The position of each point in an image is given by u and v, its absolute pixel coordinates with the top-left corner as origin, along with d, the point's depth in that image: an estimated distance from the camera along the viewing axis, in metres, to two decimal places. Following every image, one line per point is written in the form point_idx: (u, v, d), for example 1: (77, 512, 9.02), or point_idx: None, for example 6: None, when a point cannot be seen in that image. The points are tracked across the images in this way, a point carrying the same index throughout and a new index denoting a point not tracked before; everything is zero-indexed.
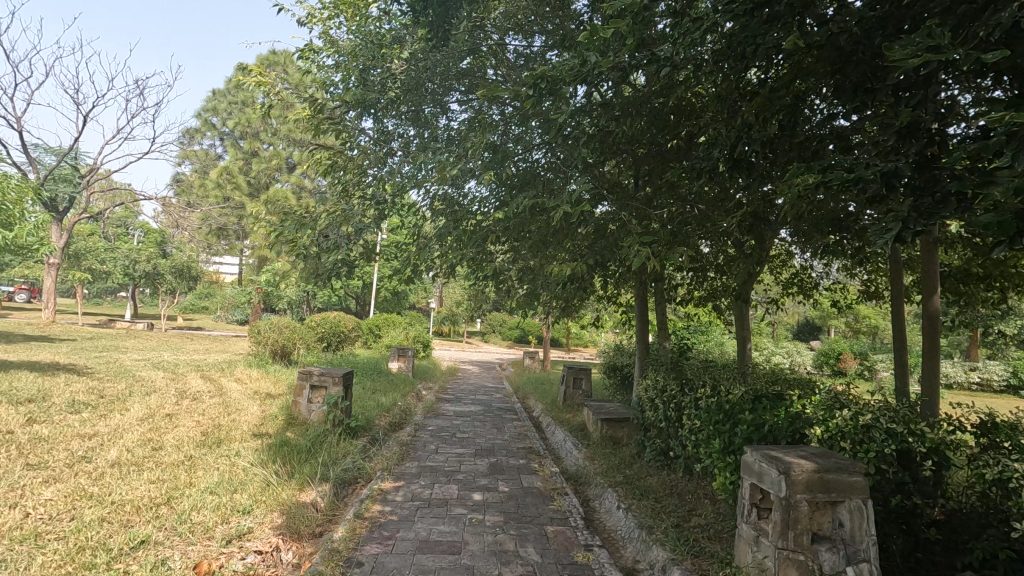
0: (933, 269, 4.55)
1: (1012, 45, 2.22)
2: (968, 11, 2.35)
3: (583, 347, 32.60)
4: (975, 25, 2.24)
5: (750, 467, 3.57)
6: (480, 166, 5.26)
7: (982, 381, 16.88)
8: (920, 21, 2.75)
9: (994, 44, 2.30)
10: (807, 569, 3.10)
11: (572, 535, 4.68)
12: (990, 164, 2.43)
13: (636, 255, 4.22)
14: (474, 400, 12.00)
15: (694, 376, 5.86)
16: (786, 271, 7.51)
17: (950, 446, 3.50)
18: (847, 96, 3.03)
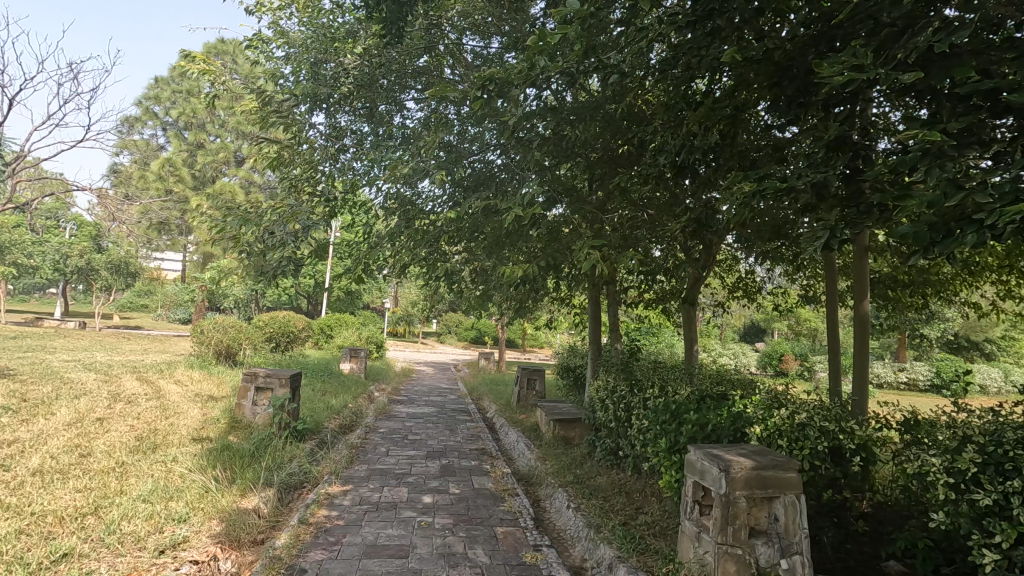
0: (863, 275, 4.79)
1: (928, 68, 2.36)
2: (889, 35, 2.48)
3: (538, 348, 32.90)
4: (895, 47, 2.38)
5: (693, 465, 3.68)
6: (434, 165, 5.22)
7: (909, 381, 18.00)
8: (850, 41, 2.88)
9: (912, 66, 2.44)
10: (744, 563, 3.23)
11: (521, 536, 4.70)
12: (907, 179, 2.59)
13: (587, 258, 4.28)
14: (428, 401, 11.90)
15: (643, 377, 6.00)
16: (731, 276, 7.80)
17: (877, 443, 3.68)
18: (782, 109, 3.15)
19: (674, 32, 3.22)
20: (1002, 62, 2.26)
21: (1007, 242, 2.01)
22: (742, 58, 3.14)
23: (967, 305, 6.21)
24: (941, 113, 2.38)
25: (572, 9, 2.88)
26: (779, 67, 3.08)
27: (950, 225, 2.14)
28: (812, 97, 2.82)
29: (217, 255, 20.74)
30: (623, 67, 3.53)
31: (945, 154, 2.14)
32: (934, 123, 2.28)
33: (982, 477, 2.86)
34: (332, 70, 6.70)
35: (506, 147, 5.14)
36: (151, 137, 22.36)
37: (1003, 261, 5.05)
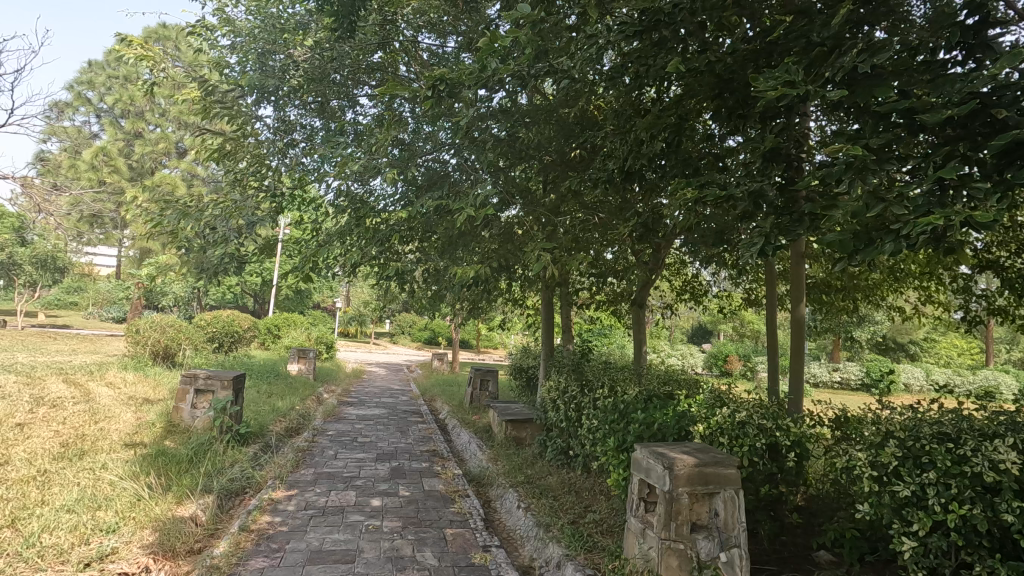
0: (799, 280, 5.02)
1: (854, 86, 2.51)
2: (819, 53, 2.62)
3: (492, 348, 32.96)
4: (824, 66, 2.51)
5: (639, 463, 3.78)
6: (387, 163, 5.15)
7: (842, 380, 19.05)
8: (785, 58, 3.02)
9: (839, 84, 2.58)
10: (686, 558, 3.33)
11: (471, 537, 4.69)
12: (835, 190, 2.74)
13: (539, 260, 4.32)
14: (379, 403, 11.70)
15: (593, 377, 6.11)
16: (679, 279, 8.05)
17: (810, 439, 3.87)
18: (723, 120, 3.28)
19: (622, 40, 3.29)
20: (918, 84, 2.43)
21: (921, 251, 2.16)
22: (685, 69, 3.25)
23: (892, 309, 6.63)
24: (863, 129, 2.54)
25: (522, 13, 2.90)
26: (721, 79, 3.20)
27: (872, 234, 2.29)
28: (750, 109, 2.94)
29: (155, 251, 19.72)
30: (573, 73, 3.58)
31: (868, 167, 2.28)
32: (858, 139, 2.43)
33: (902, 469, 3.03)
34: (281, 63, 6.54)
35: (459, 147, 5.12)
36: (83, 124, 21.03)
37: (924, 268, 5.42)
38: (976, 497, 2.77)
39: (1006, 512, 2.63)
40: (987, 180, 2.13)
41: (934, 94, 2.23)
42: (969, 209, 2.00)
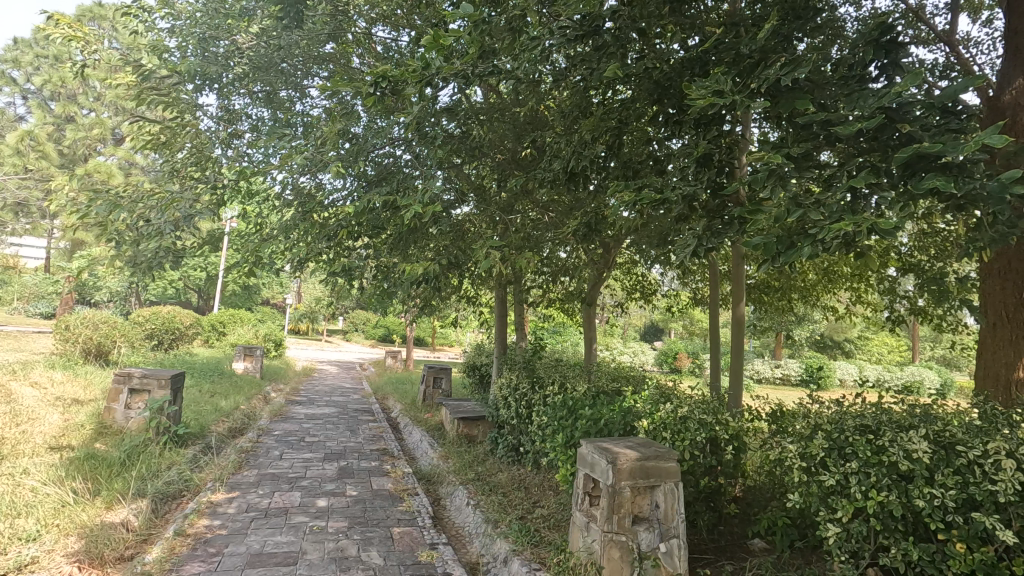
0: (740, 281, 5.22)
1: (777, 97, 2.64)
2: (748, 65, 2.74)
3: (447, 346, 32.77)
4: (751, 77, 2.63)
5: (585, 457, 3.86)
6: (334, 157, 5.05)
7: (782, 376, 19.90)
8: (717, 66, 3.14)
9: (766, 94, 2.70)
10: (628, 549, 3.43)
11: (417, 535, 4.67)
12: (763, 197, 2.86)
13: (488, 257, 4.34)
14: (329, 402, 11.46)
15: (543, 374, 6.19)
16: (630, 278, 8.23)
17: (747, 432, 4.04)
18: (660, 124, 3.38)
19: (566, 43, 3.35)
20: (836, 98, 2.59)
21: (836, 254, 2.30)
22: (624, 74, 3.34)
23: (826, 309, 6.99)
24: (786, 138, 2.69)
25: (465, 13, 2.90)
26: (659, 85, 3.32)
27: (793, 239, 2.42)
28: (684, 116, 3.06)
29: (88, 243, 18.59)
30: (519, 73, 3.62)
31: (789, 174, 2.42)
32: (780, 147, 2.57)
33: (828, 459, 3.22)
34: (224, 49, 6.33)
35: (409, 143, 5.07)
36: (7, 105, 19.63)
37: (854, 270, 5.75)
38: (892, 485, 2.97)
39: (917, 497, 2.83)
40: (894, 190, 2.29)
41: (847, 108, 2.36)
42: (878, 217, 2.14)
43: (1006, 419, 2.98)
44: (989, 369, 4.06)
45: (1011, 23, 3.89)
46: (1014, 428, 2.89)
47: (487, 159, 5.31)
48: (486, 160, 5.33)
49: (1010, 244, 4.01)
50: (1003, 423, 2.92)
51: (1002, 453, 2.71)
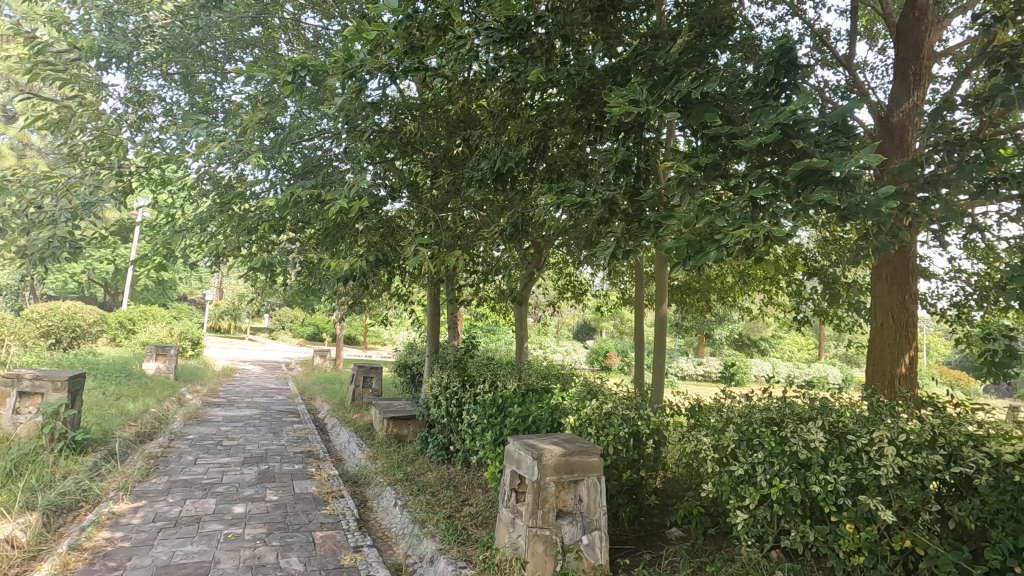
0: (663, 282, 5.43)
1: (688, 109, 2.78)
2: (663, 77, 2.87)
3: (380, 345, 32.16)
4: (665, 88, 2.76)
5: (511, 454, 3.90)
6: (255, 147, 4.83)
7: (704, 372, 21.03)
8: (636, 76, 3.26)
9: (678, 106, 2.85)
10: (551, 543, 3.52)
11: (341, 539, 4.55)
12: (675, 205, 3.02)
13: (416, 255, 4.29)
14: (251, 403, 10.93)
15: (474, 373, 6.20)
16: (561, 278, 8.40)
17: (666, 427, 4.22)
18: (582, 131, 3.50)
19: (493, 45, 3.37)
20: (740, 113, 2.77)
21: (741, 257, 2.45)
22: (547, 78, 3.44)
23: (742, 310, 7.44)
24: (697, 148, 2.84)
25: (389, 8, 2.85)
26: (582, 91, 3.41)
27: (702, 243, 2.58)
28: (605, 122, 3.18)
29: None
30: (447, 72, 3.60)
31: (697, 182, 2.58)
32: (691, 157, 2.71)
33: (738, 450, 3.44)
34: (134, 26, 5.91)
35: (337, 136, 4.93)
36: None
37: (766, 273, 6.15)
38: (792, 473, 3.20)
39: (813, 484, 3.07)
40: (790, 200, 2.48)
41: (749, 124, 2.53)
42: (775, 225, 2.32)
43: (890, 410, 3.24)
44: (877, 364, 4.45)
45: (900, 51, 4.31)
46: (896, 418, 3.15)
47: (419, 155, 5.25)
48: (418, 156, 5.26)
49: (895, 251, 4.44)
50: (886, 413, 3.19)
51: (885, 441, 2.96)
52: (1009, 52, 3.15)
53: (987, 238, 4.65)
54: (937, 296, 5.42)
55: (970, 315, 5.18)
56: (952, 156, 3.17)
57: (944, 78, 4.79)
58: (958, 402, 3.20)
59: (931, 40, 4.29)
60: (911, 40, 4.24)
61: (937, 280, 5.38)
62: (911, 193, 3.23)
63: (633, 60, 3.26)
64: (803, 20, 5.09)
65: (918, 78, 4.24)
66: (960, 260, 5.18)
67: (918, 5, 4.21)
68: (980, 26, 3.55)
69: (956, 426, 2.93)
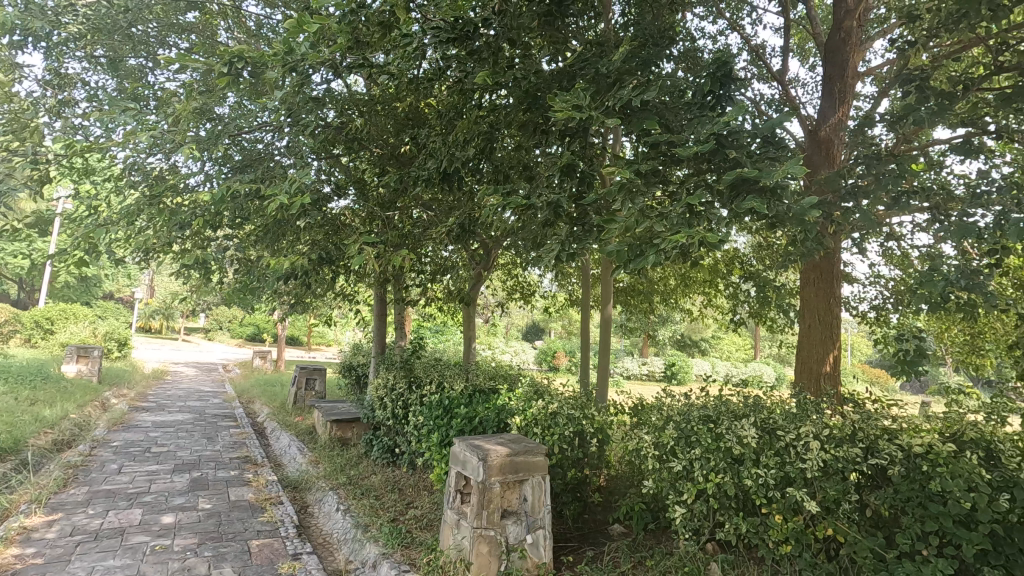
0: (607, 284, 5.55)
1: (630, 116, 2.86)
2: (606, 83, 2.94)
3: (325, 346, 31.30)
4: (608, 95, 2.83)
5: (457, 456, 3.88)
6: (189, 138, 4.60)
7: (647, 372, 21.66)
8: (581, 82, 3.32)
9: (620, 113, 2.92)
10: (496, 543, 3.53)
11: (279, 547, 4.39)
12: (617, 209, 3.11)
13: (361, 253, 4.21)
14: (184, 407, 10.38)
15: (421, 374, 6.13)
16: (509, 279, 8.44)
17: (610, 426, 4.31)
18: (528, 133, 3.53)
19: (440, 44, 3.34)
20: (678, 122, 2.87)
21: (679, 261, 2.53)
22: (494, 80, 3.45)
23: (683, 311, 7.71)
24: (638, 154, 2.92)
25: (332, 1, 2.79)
26: (529, 95, 3.44)
27: (642, 247, 2.66)
28: (551, 126, 3.23)
29: None
30: (393, 68, 3.55)
31: (637, 188, 2.65)
32: (633, 163, 2.79)
33: (677, 447, 3.56)
34: (54, 2, 5.48)
35: (279, 129, 4.77)
36: None
37: (705, 276, 6.40)
38: (727, 467, 3.34)
39: (746, 477, 3.22)
40: (723, 208, 2.60)
41: (687, 133, 2.63)
42: (710, 231, 2.41)
43: (816, 406, 3.43)
44: (805, 363, 4.72)
45: (828, 70, 4.60)
46: (821, 413, 3.34)
47: (365, 151, 5.14)
48: (364, 153, 5.16)
49: (821, 257, 4.73)
50: (812, 409, 3.37)
51: (811, 436, 3.13)
52: (920, 75, 3.42)
53: (902, 246, 5.01)
54: (859, 299, 5.79)
55: (887, 317, 5.57)
56: (871, 169, 3.40)
57: (866, 96, 5.12)
58: (875, 398, 3.42)
59: (855, 60, 4.60)
60: (838, 60, 4.53)
61: (859, 285, 5.76)
62: (835, 202, 3.45)
63: (579, 65, 3.32)
64: (741, 35, 5.34)
65: (844, 95, 4.53)
66: (879, 266, 5.56)
67: (844, 27, 4.51)
68: (896, 49, 3.83)
69: (872, 421, 3.14)
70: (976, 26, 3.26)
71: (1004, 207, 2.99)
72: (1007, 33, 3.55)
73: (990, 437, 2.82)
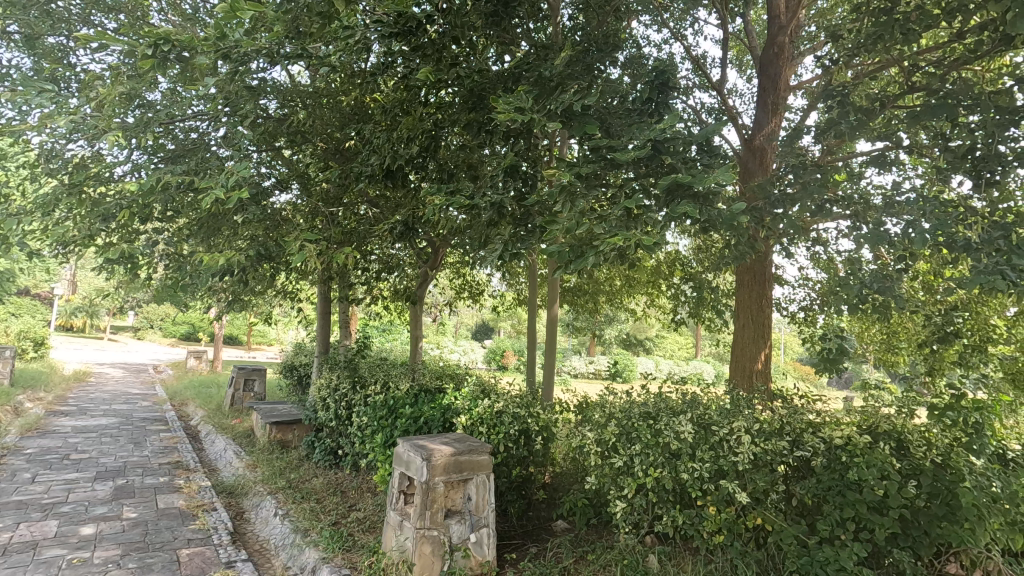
0: (554, 284, 5.62)
1: (570, 120, 2.92)
2: (548, 86, 2.99)
3: (267, 346, 30.16)
4: (550, 98, 2.88)
5: (400, 456, 3.83)
6: (114, 124, 4.34)
7: (594, 371, 22.05)
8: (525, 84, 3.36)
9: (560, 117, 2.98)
10: (439, 543, 3.51)
11: (211, 555, 4.20)
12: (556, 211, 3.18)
13: (302, 250, 4.09)
14: (108, 411, 9.75)
15: (365, 373, 6.01)
16: (458, 278, 8.39)
17: (555, 423, 4.37)
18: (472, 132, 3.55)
19: (383, 38, 3.30)
20: (615, 127, 2.96)
21: (616, 262, 2.60)
22: (438, 78, 3.45)
23: (628, 311, 7.90)
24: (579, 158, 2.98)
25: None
26: (474, 94, 3.45)
27: (583, 249, 2.72)
28: (495, 127, 3.25)
29: None
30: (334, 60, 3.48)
31: (577, 192, 2.72)
32: (573, 166, 2.85)
33: (618, 444, 3.65)
34: None
35: (214, 118, 4.56)
36: None
37: (649, 277, 6.60)
38: (665, 462, 3.46)
39: (682, 471, 3.33)
40: (659, 212, 2.70)
41: (626, 139, 2.71)
42: (645, 234, 2.49)
43: (748, 402, 3.60)
44: (738, 361, 4.95)
45: (762, 81, 4.84)
46: (752, 409, 3.50)
47: (308, 145, 5.00)
48: (307, 147, 5.01)
49: (754, 259, 4.97)
50: (744, 404, 3.53)
51: (743, 430, 3.28)
52: (842, 91, 3.65)
53: (828, 251, 5.33)
54: (789, 300, 6.12)
55: (814, 317, 5.91)
56: (798, 178, 3.60)
57: (797, 108, 5.42)
58: (802, 394, 3.63)
59: (787, 75, 4.86)
60: (771, 73, 4.78)
61: (789, 287, 6.08)
62: (766, 208, 3.63)
63: (523, 68, 3.36)
64: (683, 45, 5.52)
65: (776, 106, 4.78)
66: (808, 270, 5.88)
67: (778, 42, 4.75)
68: (823, 66, 4.07)
69: (799, 415, 3.33)
70: (891, 47, 3.51)
71: (912, 216, 3.24)
72: (919, 55, 3.83)
73: (901, 429, 3.04)
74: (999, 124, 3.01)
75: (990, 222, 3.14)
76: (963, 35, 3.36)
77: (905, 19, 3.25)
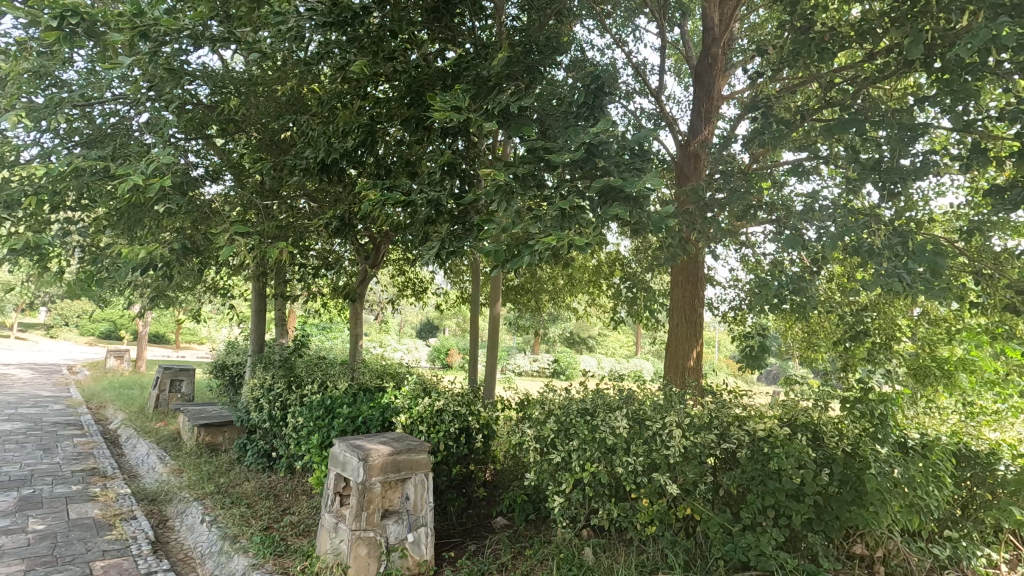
0: (497, 282, 5.64)
1: (507, 120, 2.96)
2: (486, 86, 3.02)
3: (197, 345, 28.58)
4: (486, 98, 2.91)
5: (336, 457, 3.74)
6: (19, 103, 4.00)
7: (538, 369, 22.25)
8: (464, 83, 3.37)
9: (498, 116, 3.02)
10: (375, 544, 3.46)
11: (128, 566, 3.97)
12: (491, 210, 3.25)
13: (233, 244, 3.92)
14: (14, 416, 8.96)
15: (302, 373, 5.83)
16: (401, 275, 8.27)
17: (495, 421, 4.40)
18: (409, 128, 3.53)
19: (316, 27, 3.22)
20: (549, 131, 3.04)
21: (550, 261, 2.65)
22: (375, 72, 3.41)
23: (570, 310, 8.04)
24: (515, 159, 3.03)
25: None
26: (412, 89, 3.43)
27: (519, 248, 2.76)
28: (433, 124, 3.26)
29: None
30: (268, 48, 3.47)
31: (513, 192, 2.75)
32: (509, 166, 2.89)
33: (557, 440, 3.72)
34: None
35: (136, 102, 4.29)
36: None
37: (590, 277, 6.74)
38: (601, 457, 3.54)
39: (618, 465, 3.42)
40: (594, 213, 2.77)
41: (561, 142, 2.77)
42: (578, 234, 2.56)
43: (679, 397, 3.76)
44: (673, 359, 5.13)
45: (697, 91, 5.06)
46: (683, 404, 3.65)
47: (241, 135, 4.80)
48: (240, 136, 4.81)
49: (688, 261, 5.17)
50: (676, 400, 3.67)
51: (675, 425, 3.41)
52: (766, 103, 3.87)
53: (755, 254, 5.63)
54: (721, 300, 6.42)
55: (743, 317, 6.22)
56: (726, 183, 3.80)
57: (728, 117, 5.68)
58: (729, 389, 3.81)
59: (720, 85, 5.10)
60: (706, 83, 5.01)
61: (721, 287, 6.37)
62: (698, 212, 3.80)
63: (463, 66, 3.37)
64: (624, 51, 5.67)
65: (710, 114, 5.00)
66: (738, 271, 6.18)
67: (711, 53, 4.98)
68: (750, 78, 4.30)
69: (726, 410, 3.50)
70: (810, 65, 3.76)
71: (826, 223, 3.48)
72: (835, 73, 4.11)
73: (816, 421, 3.26)
74: (902, 140, 3.28)
75: (892, 229, 3.41)
76: (872, 57, 3.64)
77: (821, 38, 3.49)
